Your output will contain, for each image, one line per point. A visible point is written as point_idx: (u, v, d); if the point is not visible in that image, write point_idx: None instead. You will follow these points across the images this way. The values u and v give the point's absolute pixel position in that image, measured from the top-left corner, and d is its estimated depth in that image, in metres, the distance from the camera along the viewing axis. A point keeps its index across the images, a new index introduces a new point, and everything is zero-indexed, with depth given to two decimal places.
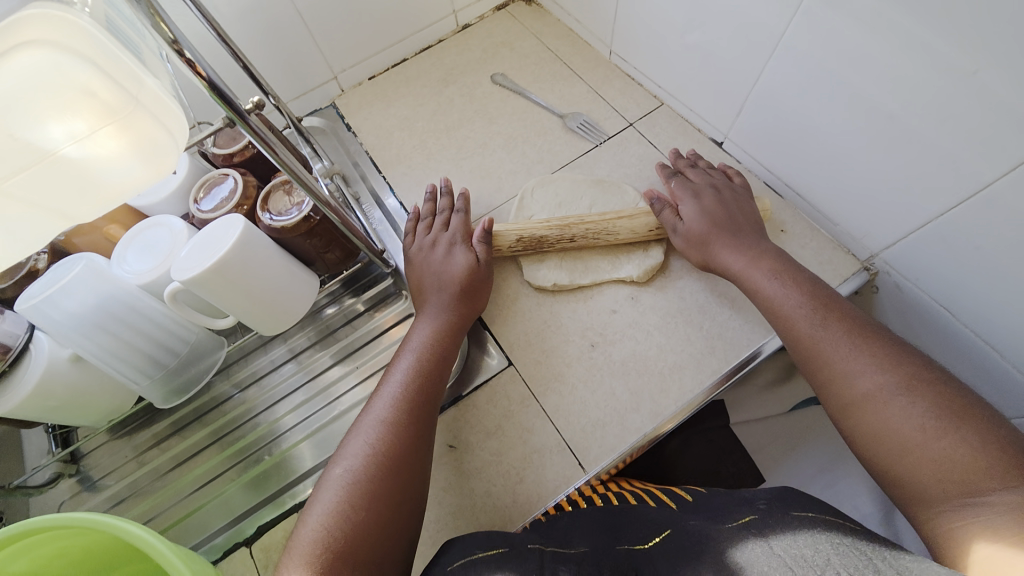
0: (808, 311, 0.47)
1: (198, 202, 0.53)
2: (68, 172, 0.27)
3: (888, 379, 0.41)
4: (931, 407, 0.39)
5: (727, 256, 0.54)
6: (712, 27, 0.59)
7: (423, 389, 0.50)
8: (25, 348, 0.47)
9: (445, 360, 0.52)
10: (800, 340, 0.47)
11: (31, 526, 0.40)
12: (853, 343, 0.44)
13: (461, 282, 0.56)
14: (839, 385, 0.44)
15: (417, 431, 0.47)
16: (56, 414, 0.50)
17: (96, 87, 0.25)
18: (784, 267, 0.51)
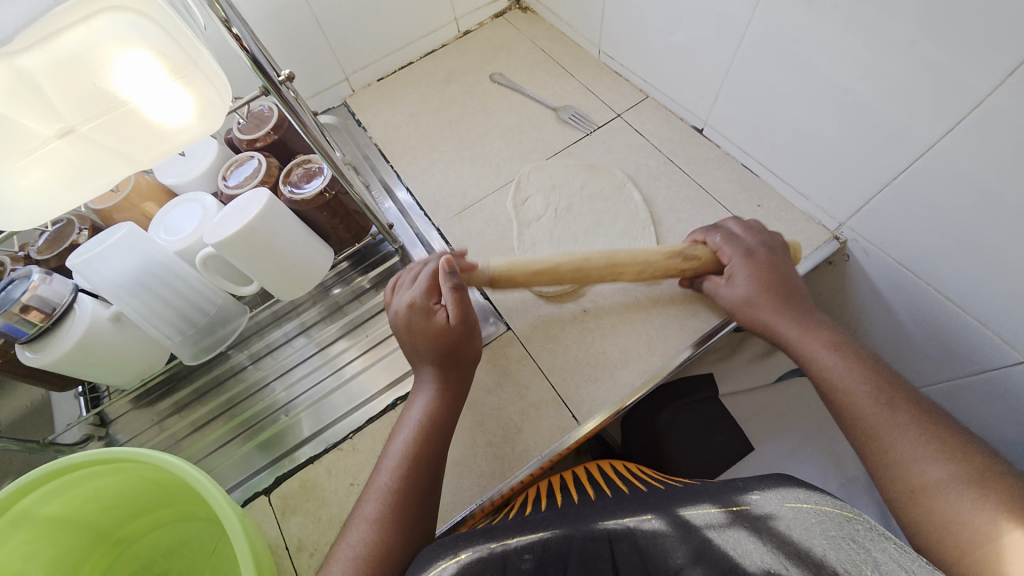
0: (853, 386, 0.47)
1: (225, 179, 0.58)
2: (135, 122, 0.33)
3: (954, 472, 0.40)
4: (983, 501, 0.38)
5: (776, 323, 0.53)
6: (687, 23, 0.65)
7: (417, 476, 0.48)
8: (69, 307, 0.52)
9: (439, 438, 0.50)
10: (862, 417, 0.46)
11: (64, 466, 0.44)
12: (917, 428, 0.43)
13: (447, 357, 0.53)
14: (897, 467, 0.43)
15: (408, 528, 0.45)
16: (94, 370, 0.54)
17: (164, 50, 0.31)
18: (841, 340, 0.51)
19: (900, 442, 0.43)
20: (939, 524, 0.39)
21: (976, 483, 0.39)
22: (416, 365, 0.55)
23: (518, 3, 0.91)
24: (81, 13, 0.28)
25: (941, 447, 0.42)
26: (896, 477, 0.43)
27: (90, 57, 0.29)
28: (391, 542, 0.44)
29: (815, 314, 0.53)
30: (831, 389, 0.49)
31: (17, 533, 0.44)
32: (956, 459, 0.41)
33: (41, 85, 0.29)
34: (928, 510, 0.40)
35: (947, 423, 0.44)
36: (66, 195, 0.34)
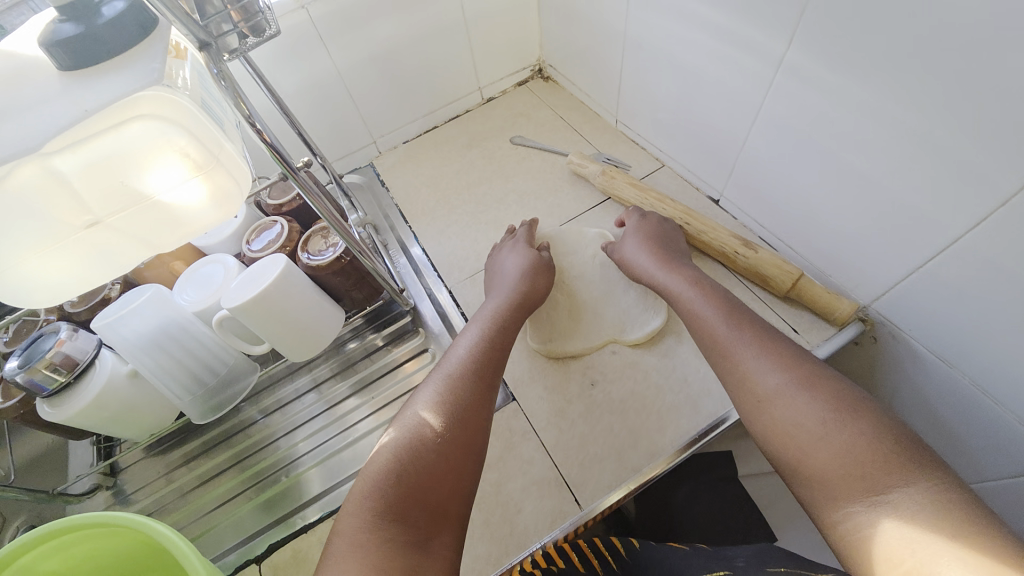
0: (710, 317, 0.52)
1: (249, 243, 0.61)
2: (156, 212, 0.36)
3: (788, 378, 0.43)
4: (812, 398, 0.41)
5: (669, 279, 0.58)
6: (702, 100, 0.66)
7: (493, 354, 0.54)
8: (91, 362, 0.54)
9: (510, 331, 0.58)
10: (716, 343, 0.50)
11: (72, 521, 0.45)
12: (762, 347, 0.47)
13: (534, 275, 0.64)
14: (745, 386, 0.46)
15: (485, 389, 0.50)
16: (106, 424, 0.56)
17: (191, 149, 0.34)
18: (710, 284, 0.56)
19: (740, 368, 0.46)
20: (783, 431, 0.41)
21: (805, 385, 0.42)
22: (496, 284, 0.66)
23: (540, 73, 0.96)
24: (116, 119, 0.31)
25: (777, 358, 0.45)
26: (746, 396, 0.45)
27: (123, 158, 0.32)
28: (473, 392, 0.49)
29: (693, 271, 0.59)
30: (696, 327, 0.53)
31: None
32: (789, 369, 0.44)
33: (71, 182, 0.31)
34: (773, 419, 0.42)
35: (785, 342, 0.47)
36: (86, 278, 0.36)
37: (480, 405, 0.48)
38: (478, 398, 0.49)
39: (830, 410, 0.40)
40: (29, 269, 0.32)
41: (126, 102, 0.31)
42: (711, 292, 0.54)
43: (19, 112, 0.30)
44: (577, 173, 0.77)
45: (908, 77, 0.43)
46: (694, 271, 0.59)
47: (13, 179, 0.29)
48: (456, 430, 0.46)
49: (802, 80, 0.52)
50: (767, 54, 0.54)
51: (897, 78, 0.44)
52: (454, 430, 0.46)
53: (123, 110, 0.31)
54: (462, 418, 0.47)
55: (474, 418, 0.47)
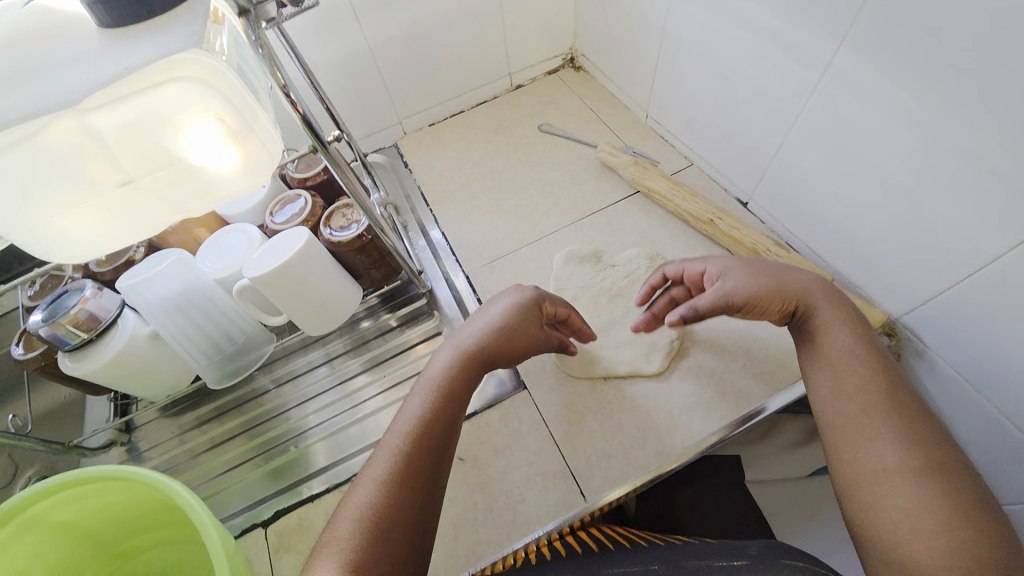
0: (851, 362, 0.42)
1: (272, 215, 0.61)
2: (188, 176, 0.36)
3: (924, 463, 0.36)
4: (946, 494, 0.34)
5: (802, 283, 0.47)
6: (737, 98, 0.65)
7: (436, 422, 0.43)
8: (113, 322, 0.55)
9: (464, 380, 0.46)
10: (852, 402, 0.40)
11: (82, 473, 0.46)
12: (905, 419, 0.38)
13: (520, 320, 0.51)
14: (863, 454, 0.38)
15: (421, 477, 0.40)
16: (125, 383, 0.57)
17: (225, 115, 0.35)
18: (856, 318, 0.45)
19: (870, 429, 0.38)
20: (897, 520, 0.35)
21: (941, 474, 0.35)
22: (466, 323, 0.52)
23: (571, 63, 0.94)
24: (155, 80, 0.31)
25: (911, 433, 0.37)
26: (864, 463, 0.38)
27: (160, 119, 0.32)
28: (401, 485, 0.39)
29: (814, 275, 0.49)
30: (817, 359, 0.44)
31: (29, 536, 0.46)
32: (925, 453, 0.36)
33: (106, 139, 0.31)
34: (889, 502, 0.36)
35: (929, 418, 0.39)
36: (117, 237, 0.37)
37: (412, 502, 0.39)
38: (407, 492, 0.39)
39: (966, 518, 0.33)
40: (66, 225, 0.33)
41: (164, 62, 0.31)
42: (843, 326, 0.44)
43: (59, 67, 0.31)
44: (606, 161, 0.77)
45: (959, 89, 0.42)
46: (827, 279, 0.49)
47: (51, 133, 0.30)
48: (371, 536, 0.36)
49: (846, 84, 0.51)
50: (809, 54, 0.53)
51: (944, 88, 0.43)
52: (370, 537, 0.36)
53: (162, 71, 0.31)
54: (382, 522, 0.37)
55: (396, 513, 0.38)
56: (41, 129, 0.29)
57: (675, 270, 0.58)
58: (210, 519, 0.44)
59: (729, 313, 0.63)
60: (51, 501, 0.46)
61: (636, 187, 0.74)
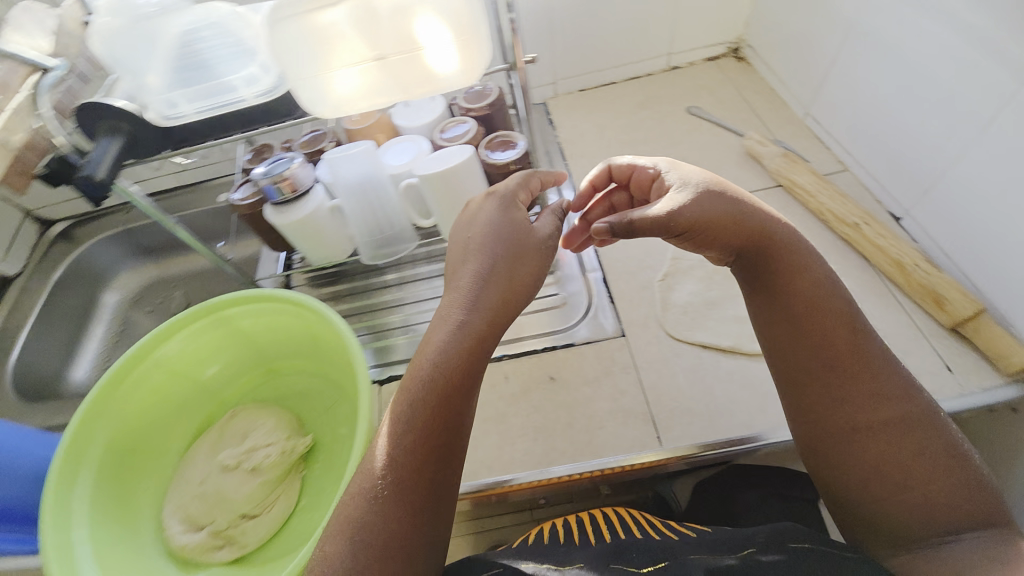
0: (826, 331, 0.43)
1: (440, 133, 0.71)
2: (418, 63, 0.44)
3: (898, 421, 0.41)
4: (909, 442, 0.40)
5: (777, 228, 0.44)
6: (917, 103, 0.61)
7: (446, 389, 0.42)
8: (308, 190, 0.67)
9: (481, 341, 0.44)
10: (829, 369, 0.43)
11: (270, 294, 0.60)
12: (885, 390, 0.41)
13: (523, 257, 0.47)
14: (842, 417, 0.42)
15: (438, 444, 0.41)
16: (303, 240, 0.70)
17: (460, 15, 0.42)
18: (810, 260, 0.44)
19: (847, 414, 0.42)
20: (871, 471, 0.41)
21: (905, 426, 0.41)
22: (467, 256, 0.47)
23: (735, 53, 0.93)
24: None
25: (886, 400, 0.41)
26: (839, 421, 0.43)
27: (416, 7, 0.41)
28: (420, 451, 0.41)
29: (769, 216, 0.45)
30: (783, 339, 0.45)
31: (220, 329, 0.63)
32: (896, 423, 0.41)
33: (377, 17, 0.42)
34: (863, 455, 0.42)
35: (896, 378, 0.42)
36: (355, 103, 0.46)
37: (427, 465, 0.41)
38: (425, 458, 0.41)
39: (930, 463, 0.39)
40: (333, 83, 0.44)
41: None
42: (814, 297, 0.43)
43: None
44: (752, 150, 0.77)
45: None
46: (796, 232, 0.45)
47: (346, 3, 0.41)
48: (399, 500, 0.39)
49: None
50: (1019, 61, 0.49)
51: None
52: (395, 500, 0.39)
53: None
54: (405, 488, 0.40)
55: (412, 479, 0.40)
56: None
57: (624, 170, 0.52)
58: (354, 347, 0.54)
59: None
60: (244, 308, 0.61)
61: (777, 180, 0.74)
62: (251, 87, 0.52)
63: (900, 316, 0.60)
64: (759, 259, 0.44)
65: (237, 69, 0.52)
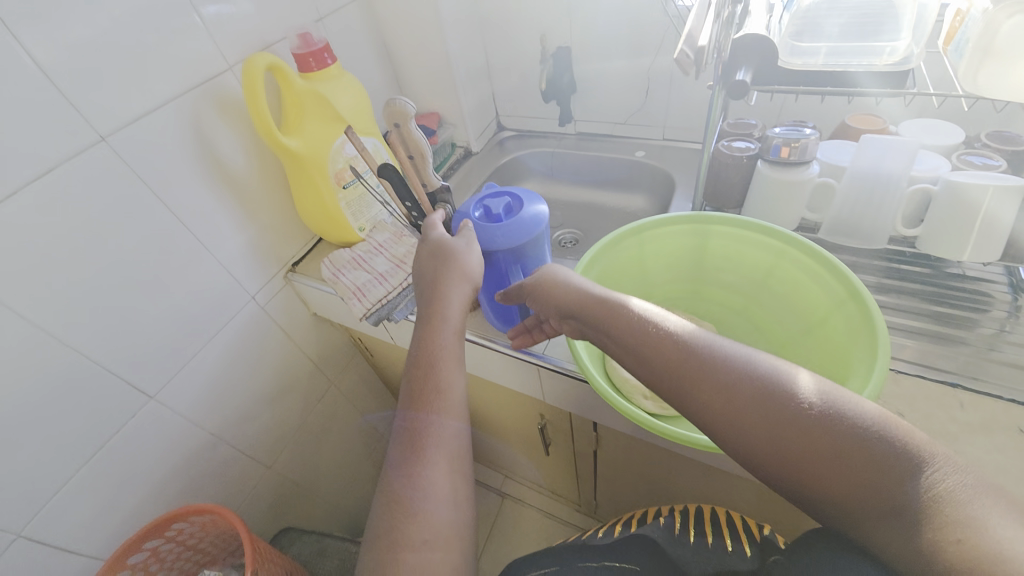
0: (645, 346, 0.53)
1: (967, 156, 0.71)
2: None
3: (795, 442, 0.43)
4: (841, 474, 0.42)
5: (567, 285, 0.61)
6: None
7: (410, 393, 0.57)
8: (806, 163, 0.76)
9: (422, 361, 0.59)
10: (729, 428, 0.47)
11: (766, 227, 0.69)
12: (718, 404, 0.47)
13: (446, 250, 0.63)
14: (754, 462, 0.46)
15: (417, 405, 0.56)
16: (770, 201, 0.80)
17: None
18: (551, 275, 0.63)
19: (753, 442, 0.45)
20: (840, 506, 0.42)
21: (820, 460, 0.42)
22: (427, 290, 0.63)
23: None
24: None
25: (705, 405, 0.48)
26: (776, 475, 0.45)
27: None
28: (405, 458, 0.53)
29: (552, 272, 0.63)
30: (676, 391, 0.50)
31: (694, 236, 0.75)
32: (759, 404, 0.45)
33: None
34: (825, 499, 0.43)
35: (722, 363, 0.49)
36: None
37: (427, 416, 0.55)
38: (407, 463, 0.52)
39: (867, 475, 0.41)
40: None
41: None
42: (631, 330, 0.54)
43: None
44: None
45: None
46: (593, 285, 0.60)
47: None
48: (406, 489, 0.51)
49: None
50: None
51: None
52: (406, 485, 0.51)
53: None
54: (417, 463, 0.52)
55: (405, 468, 0.52)
56: None
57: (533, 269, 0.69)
58: (862, 297, 0.59)
59: None
60: (727, 229, 0.72)
61: None
62: (888, 55, 0.61)
63: None
64: (593, 307, 0.58)
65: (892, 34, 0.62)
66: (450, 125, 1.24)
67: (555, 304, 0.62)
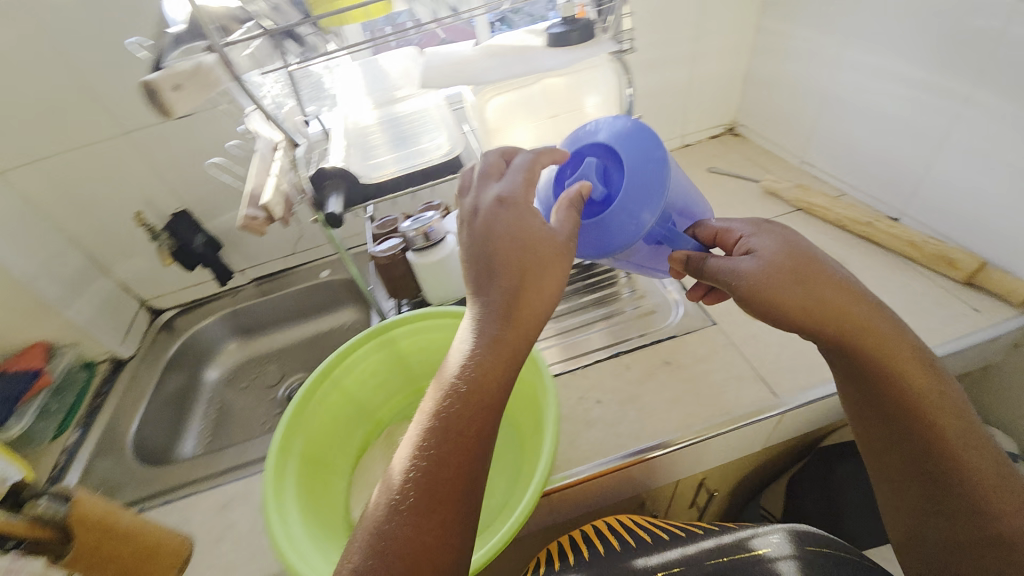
0: (846, 317, 0.53)
1: None
2: (576, 119, 0.66)
3: (942, 412, 0.54)
4: (973, 452, 0.53)
5: (823, 292, 0.54)
6: (884, 132, 0.85)
7: (445, 440, 0.43)
8: (443, 240, 0.85)
9: (481, 404, 0.44)
10: (910, 385, 0.54)
11: (426, 313, 0.72)
12: (908, 362, 0.54)
13: (556, 262, 0.48)
14: (897, 401, 0.54)
15: (461, 461, 0.43)
16: (433, 279, 0.86)
17: (602, 87, 0.65)
18: (802, 271, 0.54)
19: (886, 402, 0.55)
20: (956, 475, 0.53)
21: (956, 425, 0.53)
22: (476, 270, 0.49)
23: (731, 131, 1.22)
24: (579, 64, 0.63)
25: (914, 372, 0.54)
26: (920, 430, 0.54)
27: (574, 83, 0.64)
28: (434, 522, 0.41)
29: (811, 266, 0.55)
30: (841, 351, 0.55)
31: (382, 350, 0.73)
32: (925, 368, 0.54)
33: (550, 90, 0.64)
34: (962, 472, 0.53)
35: (919, 353, 0.55)
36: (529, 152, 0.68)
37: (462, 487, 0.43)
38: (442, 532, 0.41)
39: (975, 452, 0.53)
40: (515, 137, 0.67)
41: (586, 58, 0.63)
42: (861, 312, 0.54)
43: (532, 57, 0.64)
44: (771, 188, 1.00)
45: None
46: (860, 290, 0.55)
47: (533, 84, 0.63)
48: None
49: (984, 109, 0.70)
50: (956, 94, 0.73)
51: None
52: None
53: (582, 61, 0.63)
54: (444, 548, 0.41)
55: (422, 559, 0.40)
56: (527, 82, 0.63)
57: (731, 236, 0.59)
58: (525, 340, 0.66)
59: (888, 288, 0.78)
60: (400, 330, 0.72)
61: (796, 206, 0.96)
62: (437, 151, 0.72)
63: (922, 281, 0.79)
64: (836, 305, 0.54)
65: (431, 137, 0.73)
66: (70, 347, 0.96)
67: (788, 305, 0.53)
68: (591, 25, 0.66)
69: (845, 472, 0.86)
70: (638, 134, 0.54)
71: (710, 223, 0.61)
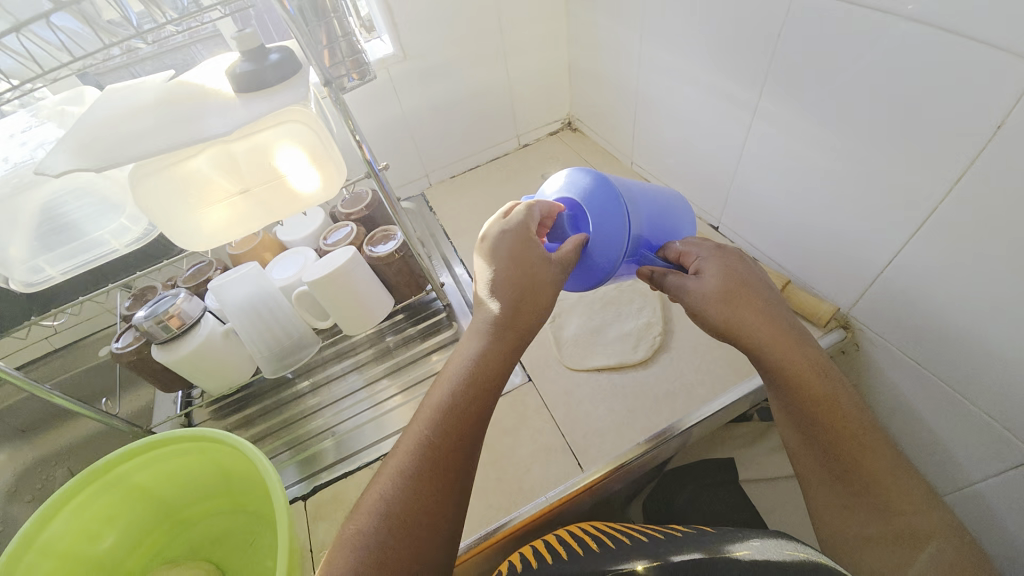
0: (794, 327, 0.49)
1: (325, 239, 0.76)
2: (281, 185, 0.57)
3: (888, 444, 0.47)
4: (916, 490, 0.46)
5: (769, 298, 0.49)
6: (693, 137, 0.78)
7: (411, 490, 0.39)
8: (195, 324, 0.68)
9: (445, 449, 0.41)
10: (845, 407, 0.47)
11: (159, 439, 0.57)
12: (845, 382, 0.48)
13: (543, 299, 0.45)
14: (847, 426, 0.47)
15: (420, 511, 0.38)
16: (196, 373, 0.70)
17: (310, 145, 0.55)
18: (761, 284, 0.50)
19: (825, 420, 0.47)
20: (899, 513, 0.45)
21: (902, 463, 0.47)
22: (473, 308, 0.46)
23: (569, 126, 1.13)
24: (267, 125, 0.52)
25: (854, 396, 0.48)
26: (860, 458, 0.46)
27: (267, 147, 0.54)
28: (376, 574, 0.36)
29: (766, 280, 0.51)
30: (791, 369, 0.48)
31: (113, 490, 0.58)
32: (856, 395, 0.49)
33: (238, 158, 0.54)
34: (905, 508, 0.45)
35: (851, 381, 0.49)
36: (235, 230, 0.59)
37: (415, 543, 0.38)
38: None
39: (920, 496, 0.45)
40: (206, 216, 0.55)
41: (276, 115, 0.51)
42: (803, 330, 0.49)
43: (199, 113, 0.49)
44: None
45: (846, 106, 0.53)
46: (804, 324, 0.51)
47: (205, 153, 0.52)
48: None
49: (770, 120, 0.63)
50: (742, 102, 0.66)
51: (833, 107, 0.54)
52: None
53: (271, 120, 0.52)
54: None
55: None
56: (198, 152, 0.51)
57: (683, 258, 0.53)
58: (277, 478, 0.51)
59: None
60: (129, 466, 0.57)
61: None
62: (121, 237, 0.60)
63: None
64: (787, 316, 0.49)
65: (106, 216, 0.59)
66: None
67: (738, 318, 0.47)
68: (290, 61, 0.51)
69: (686, 500, 0.79)
70: (603, 185, 0.51)
71: (676, 244, 0.54)
